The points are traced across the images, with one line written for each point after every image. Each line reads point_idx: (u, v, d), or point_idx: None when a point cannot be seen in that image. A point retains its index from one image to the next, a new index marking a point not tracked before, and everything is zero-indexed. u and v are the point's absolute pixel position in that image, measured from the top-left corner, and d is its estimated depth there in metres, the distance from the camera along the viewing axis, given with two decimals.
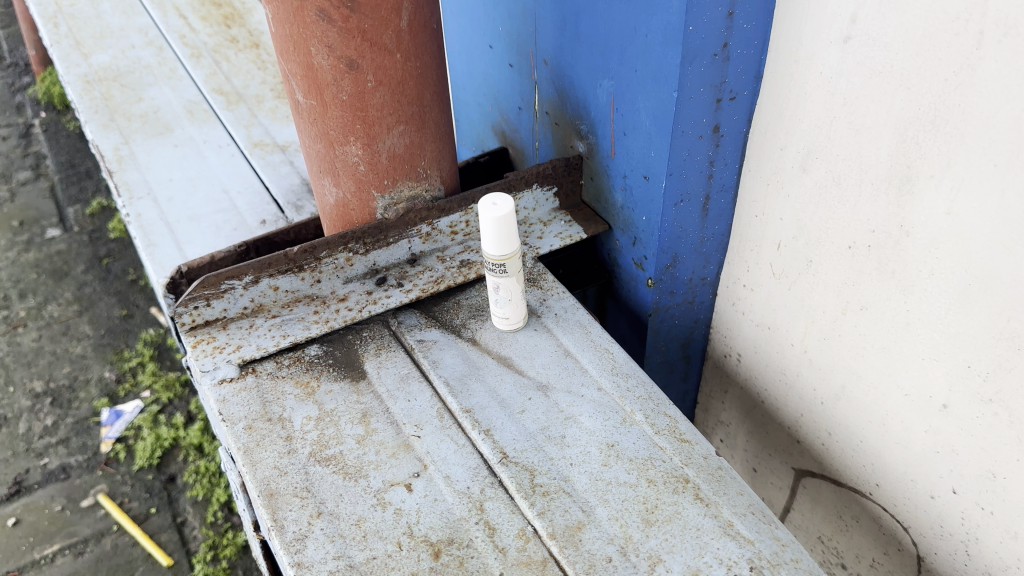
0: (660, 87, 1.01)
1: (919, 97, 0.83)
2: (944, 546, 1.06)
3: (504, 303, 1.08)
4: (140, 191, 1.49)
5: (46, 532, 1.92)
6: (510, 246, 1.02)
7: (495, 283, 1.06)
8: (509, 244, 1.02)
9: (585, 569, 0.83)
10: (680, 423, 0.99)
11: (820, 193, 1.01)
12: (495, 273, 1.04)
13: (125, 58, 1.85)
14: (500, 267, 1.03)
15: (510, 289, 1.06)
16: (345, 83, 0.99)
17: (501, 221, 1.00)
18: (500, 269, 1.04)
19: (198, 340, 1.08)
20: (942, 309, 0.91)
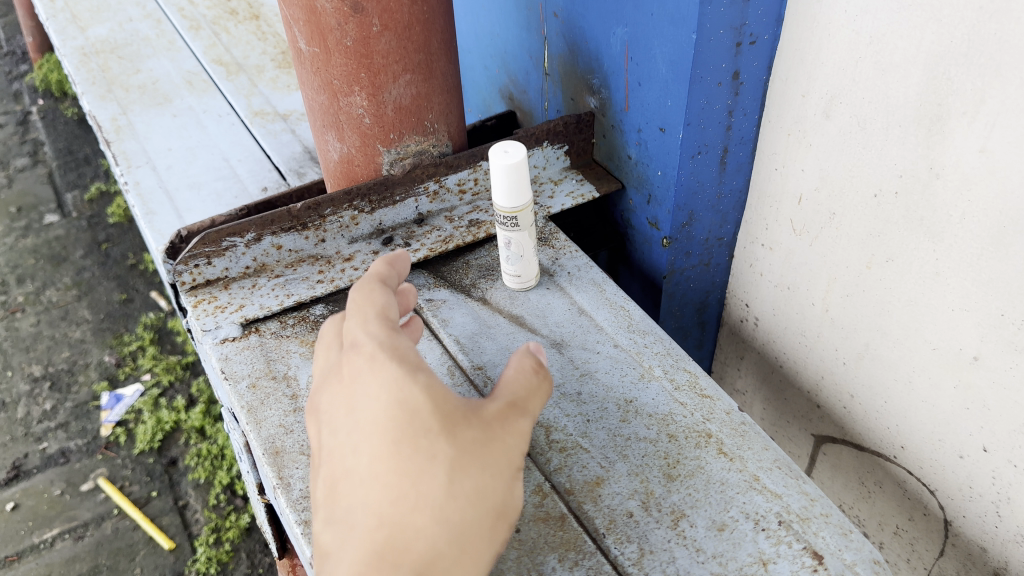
0: (678, 29, 0.98)
1: (952, 29, 0.79)
2: (973, 509, 1.02)
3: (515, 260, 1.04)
4: (139, 160, 1.45)
5: (45, 516, 1.88)
6: (522, 198, 0.98)
7: (505, 238, 1.02)
8: (522, 196, 0.98)
9: (605, 524, 0.81)
10: (700, 378, 0.96)
11: (844, 140, 0.97)
12: (506, 227, 1.01)
13: (123, 31, 1.82)
14: (512, 220, 1.00)
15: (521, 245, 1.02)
16: (349, 28, 0.95)
17: (510, 172, 0.96)
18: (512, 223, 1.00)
19: (199, 300, 1.04)
20: (973, 254, 0.87)
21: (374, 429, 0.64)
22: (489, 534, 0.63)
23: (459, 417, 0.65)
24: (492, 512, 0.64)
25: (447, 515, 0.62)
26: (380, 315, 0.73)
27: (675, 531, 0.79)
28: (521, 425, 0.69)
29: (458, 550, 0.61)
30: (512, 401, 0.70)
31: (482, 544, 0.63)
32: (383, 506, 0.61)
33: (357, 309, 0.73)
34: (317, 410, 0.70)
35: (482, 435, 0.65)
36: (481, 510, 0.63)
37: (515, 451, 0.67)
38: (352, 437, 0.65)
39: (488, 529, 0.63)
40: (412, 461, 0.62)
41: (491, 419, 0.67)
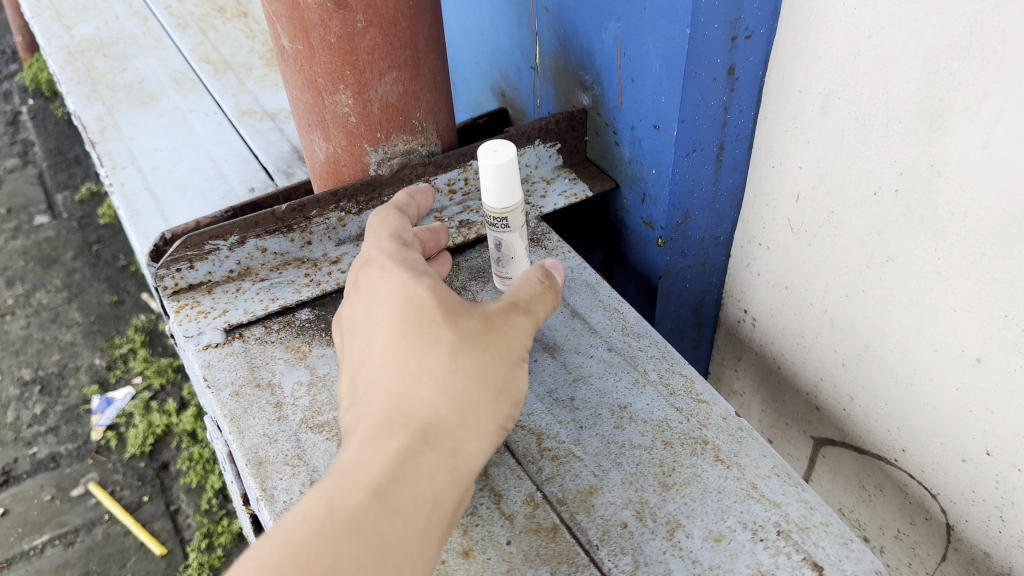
0: (671, 24, 0.95)
1: (954, 21, 0.76)
2: (976, 513, 1.00)
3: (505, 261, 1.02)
4: (124, 160, 1.42)
5: (35, 522, 1.85)
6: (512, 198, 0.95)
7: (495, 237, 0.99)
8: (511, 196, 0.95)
9: (598, 536, 0.78)
10: (696, 383, 0.93)
11: (843, 136, 0.95)
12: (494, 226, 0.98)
13: (109, 30, 1.79)
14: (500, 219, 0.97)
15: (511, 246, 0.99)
16: (333, 24, 0.92)
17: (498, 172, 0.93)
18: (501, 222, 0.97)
19: (181, 305, 1.01)
20: (975, 254, 0.85)
21: (384, 323, 0.67)
22: (492, 411, 0.66)
23: (463, 307, 0.68)
24: (495, 388, 0.66)
25: (450, 387, 0.64)
26: (394, 235, 0.79)
27: (670, 542, 0.77)
28: (525, 318, 0.71)
29: (462, 419, 0.64)
30: (515, 303, 0.72)
31: (485, 416, 0.66)
32: (392, 383, 0.64)
33: (373, 231, 0.79)
34: (340, 313, 0.75)
35: (485, 323, 0.68)
36: (484, 385, 0.66)
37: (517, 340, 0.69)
38: (365, 330, 0.68)
39: (492, 406, 0.66)
40: (417, 345, 0.65)
41: (494, 313, 0.69)
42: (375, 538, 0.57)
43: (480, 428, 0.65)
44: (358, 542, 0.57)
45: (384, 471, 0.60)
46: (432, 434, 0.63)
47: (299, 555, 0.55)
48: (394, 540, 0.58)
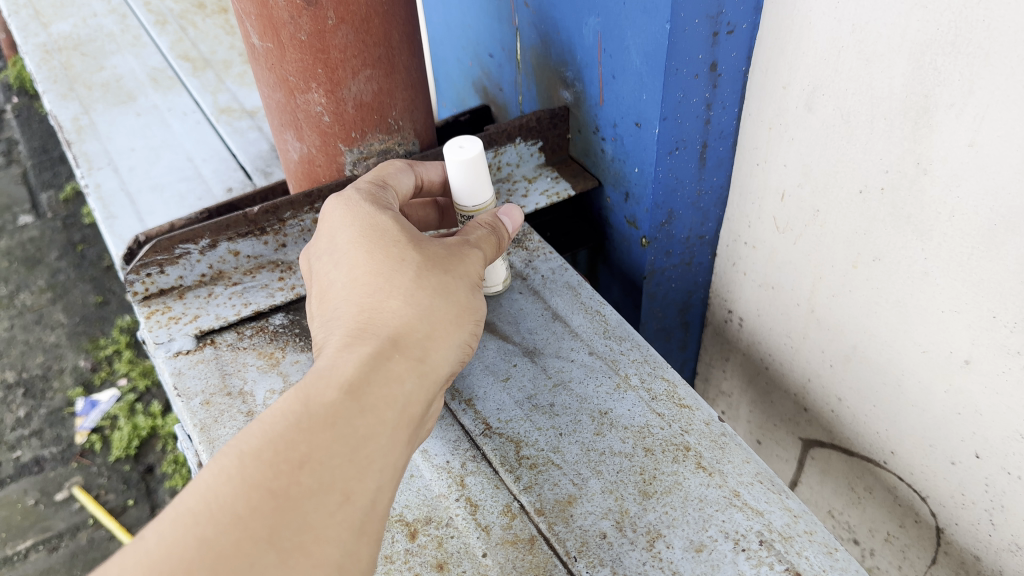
0: (651, 19, 0.93)
1: (938, 16, 0.74)
2: (965, 517, 0.97)
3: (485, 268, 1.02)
4: (100, 161, 1.40)
5: (19, 527, 1.83)
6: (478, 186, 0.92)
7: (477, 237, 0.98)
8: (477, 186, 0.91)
9: (577, 547, 0.76)
10: (679, 388, 0.91)
11: (828, 133, 0.93)
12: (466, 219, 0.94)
13: (87, 27, 1.76)
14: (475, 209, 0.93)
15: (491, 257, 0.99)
16: (303, 22, 0.90)
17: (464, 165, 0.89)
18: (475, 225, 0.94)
19: (152, 311, 0.98)
20: (963, 253, 0.82)
21: (354, 246, 0.73)
22: (454, 325, 0.72)
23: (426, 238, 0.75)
24: (459, 305, 0.73)
25: (416, 299, 0.70)
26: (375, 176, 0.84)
27: (650, 554, 0.75)
28: (482, 248, 0.79)
29: (428, 329, 0.69)
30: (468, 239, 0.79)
31: (448, 329, 0.71)
32: (362, 299, 0.70)
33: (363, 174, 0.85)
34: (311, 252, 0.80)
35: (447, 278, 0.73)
36: (447, 302, 0.72)
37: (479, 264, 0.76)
38: (336, 256, 0.74)
39: (454, 321, 0.72)
40: (387, 263, 0.71)
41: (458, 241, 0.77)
42: (350, 429, 0.60)
43: (443, 342, 0.70)
44: (333, 433, 0.59)
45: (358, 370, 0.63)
46: (400, 340, 0.67)
47: (276, 443, 0.57)
48: (367, 434, 0.61)
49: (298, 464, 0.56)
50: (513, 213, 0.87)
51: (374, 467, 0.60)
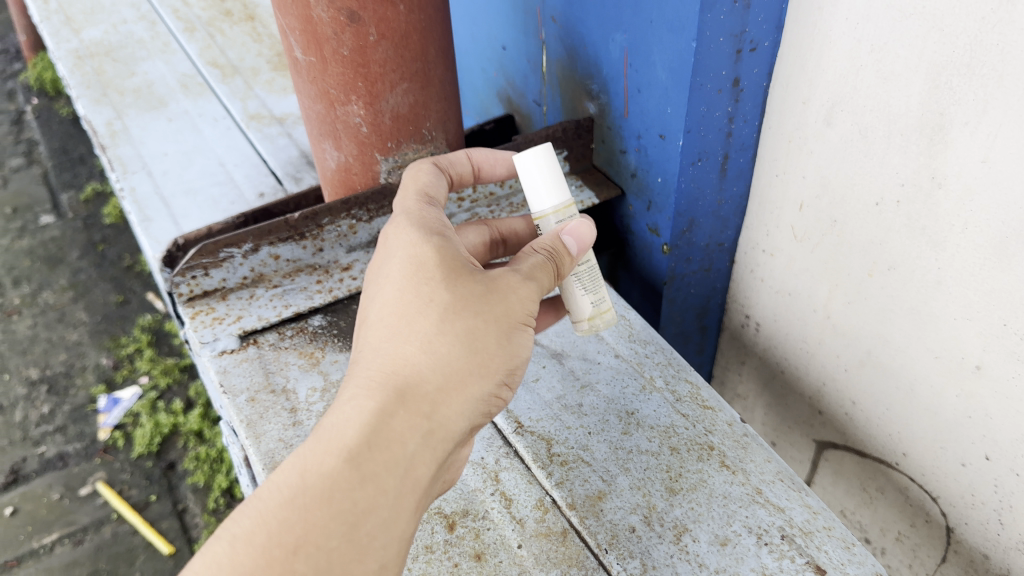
0: (678, 37, 0.97)
1: (954, 38, 0.78)
2: (975, 517, 1.01)
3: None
4: (134, 165, 1.44)
5: (44, 521, 1.87)
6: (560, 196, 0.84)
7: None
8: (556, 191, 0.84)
9: (607, 540, 0.80)
10: (702, 390, 0.96)
11: (846, 147, 0.97)
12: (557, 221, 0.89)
13: (117, 33, 1.81)
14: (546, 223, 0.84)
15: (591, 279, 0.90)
16: (346, 37, 0.94)
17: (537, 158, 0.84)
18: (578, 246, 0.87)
19: (196, 312, 1.02)
20: (975, 264, 0.86)
21: (387, 279, 0.69)
22: (477, 375, 0.68)
23: (467, 270, 0.69)
24: (483, 353, 0.68)
25: (436, 348, 0.66)
26: (423, 192, 0.78)
27: (678, 547, 0.79)
28: (533, 284, 0.72)
29: (443, 383, 0.66)
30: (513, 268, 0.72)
31: (468, 379, 0.67)
32: (383, 343, 0.67)
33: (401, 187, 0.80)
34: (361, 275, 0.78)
35: None
36: (471, 350, 0.67)
37: (516, 305, 0.70)
38: (372, 285, 0.71)
39: (476, 371, 0.67)
40: (413, 304, 0.67)
41: (510, 274, 0.70)
42: (348, 504, 0.59)
43: (460, 394, 0.67)
44: (329, 510, 0.58)
45: (360, 435, 0.61)
46: (411, 395, 0.64)
47: (271, 523, 0.57)
48: (365, 507, 0.60)
49: (292, 549, 0.57)
50: (579, 230, 0.79)
51: (374, 544, 0.60)
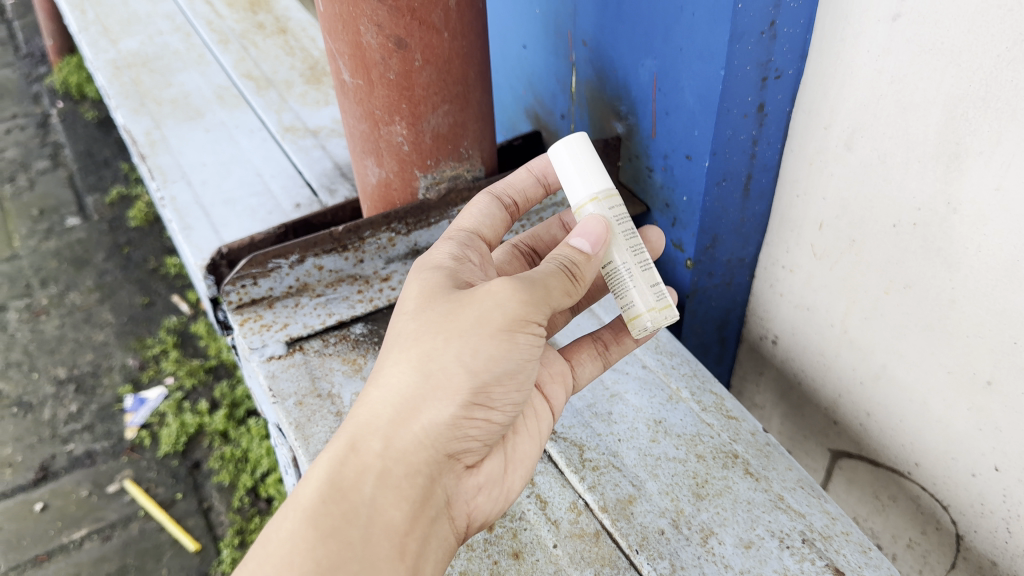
0: (707, 65, 1.02)
1: (970, 73, 0.83)
2: (984, 524, 1.06)
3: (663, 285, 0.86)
4: (174, 175, 1.49)
5: (73, 517, 1.91)
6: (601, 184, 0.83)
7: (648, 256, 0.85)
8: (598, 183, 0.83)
9: (638, 541, 0.85)
10: (726, 401, 1.01)
11: (866, 171, 1.01)
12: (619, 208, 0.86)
13: (153, 44, 1.87)
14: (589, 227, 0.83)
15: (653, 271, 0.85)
16: (392, 62, 1.00)
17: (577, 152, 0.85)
18: (635, 240, 0.83)
19: (245, 319, 1.08)
20: (987, 285, 0.91)
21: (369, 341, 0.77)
22: (433, 399, 0.71)
23: (440, 291, 0.73)
24: (437, 379, 0.71)
25: (388, 384, 0.71)
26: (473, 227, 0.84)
27: (704, 548, 0.84)
28: (523, 288, 0.71)
29: (393, 414, 0.70)
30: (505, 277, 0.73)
31: (424, 406, 0.71)
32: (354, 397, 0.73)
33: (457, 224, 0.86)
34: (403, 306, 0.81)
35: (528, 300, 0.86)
36: (424, 376, 0.71)
37: (490, 312, 0.70)
38: None
39: (431, 395, 0.71)
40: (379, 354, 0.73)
41: (490, 281, 0.71)
42: (310, 564, 0.64)
43: (416, 423, 0.71)
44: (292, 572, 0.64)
45: (317, 489, 0.67)
46: (361, 438, 0.70)
47: None
48: (330, 564, 0.65)
49: None
50: (587, 230, 0.77)
51: None
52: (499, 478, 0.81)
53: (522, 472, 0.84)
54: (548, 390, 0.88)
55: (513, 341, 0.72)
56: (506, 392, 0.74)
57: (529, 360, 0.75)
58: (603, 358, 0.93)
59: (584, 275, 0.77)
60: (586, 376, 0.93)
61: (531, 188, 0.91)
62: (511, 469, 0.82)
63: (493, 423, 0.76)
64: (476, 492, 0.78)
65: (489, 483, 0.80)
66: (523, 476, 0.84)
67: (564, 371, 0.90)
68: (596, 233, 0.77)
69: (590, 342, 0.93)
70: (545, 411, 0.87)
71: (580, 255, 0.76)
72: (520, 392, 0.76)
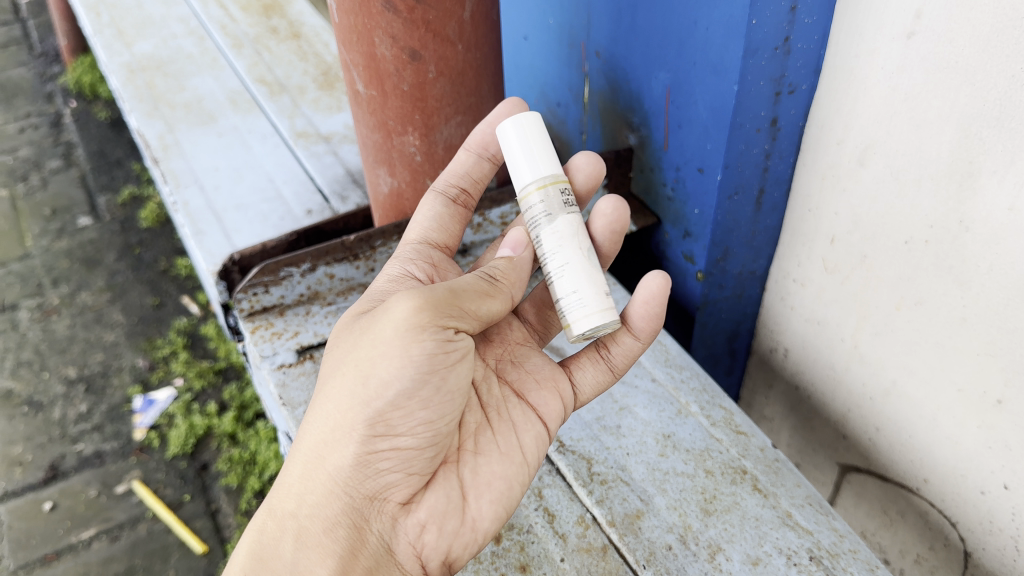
0: (720, 79, 1.02)
1: (984, 92, 0.82)
2: (993, 542, 1.05)
3: (596, 290, 0.85)
4: (187, 179, 1.50)
5: (82, 516, 1.91)
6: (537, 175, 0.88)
7: (570, 272, 0.86)
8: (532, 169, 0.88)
9: (645, 557, 0.85)
10: (735, 416, 1.01)
11: (878, 187, 1.01)
12: (563, 207, 0.87)
13: (167, 48, 1.88)
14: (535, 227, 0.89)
15: (569, 278, 0.85)
16: (406, 74, 1.01)
17: (527, 127, 0.89)
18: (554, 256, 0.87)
19: (256, 326, 1.10)
20: (999, 303, 0.90)
21: None
22: (337, 444, 0.79)
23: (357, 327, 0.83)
24: (337, 423, 0.79)
25: (304, 445, 0.81)
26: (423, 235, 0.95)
27: (711, 565, 0.84)
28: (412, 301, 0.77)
29: (303, 473, 0.80)
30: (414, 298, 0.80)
31: (331, 454, 0.79)
32: None
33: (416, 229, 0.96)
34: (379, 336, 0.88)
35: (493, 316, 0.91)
36: (329, 423, 0.80)
37: (386, 330, 0.78)
38: None
39: (333, 439, 0.79)
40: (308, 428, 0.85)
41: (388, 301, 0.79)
42: None
43: (325, 472, 0.79)
44: None
45: (240, 562, 0.77)
46: (280, 502, 0.80)
47: None
48: None
49: None
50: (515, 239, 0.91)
51: None
52: (448, 512, 0.81)
53: (492, 497, 0.83)
54: (534, 396, 0.90)
55: (412, 348, 0.77)
56: (407, 414, 0.78)
57: (432, 372, 0.78)
58: (606, 364, 0.94)
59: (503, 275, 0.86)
60: (589, 384, 0.94)
61: (472, 167, 0.97)
62: (473, 496, 0.83)
63: (407, 450, 0.79)
64: (420, 531, 0.81)
65: (434, 520, 0.81)
66: (494, 504, 0.83)
67: (554, 375, 0.92)
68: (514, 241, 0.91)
69: (591, 347, 0.95)
70: (528, 422, 0.88)
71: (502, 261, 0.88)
72: (429, 409, 0.79)
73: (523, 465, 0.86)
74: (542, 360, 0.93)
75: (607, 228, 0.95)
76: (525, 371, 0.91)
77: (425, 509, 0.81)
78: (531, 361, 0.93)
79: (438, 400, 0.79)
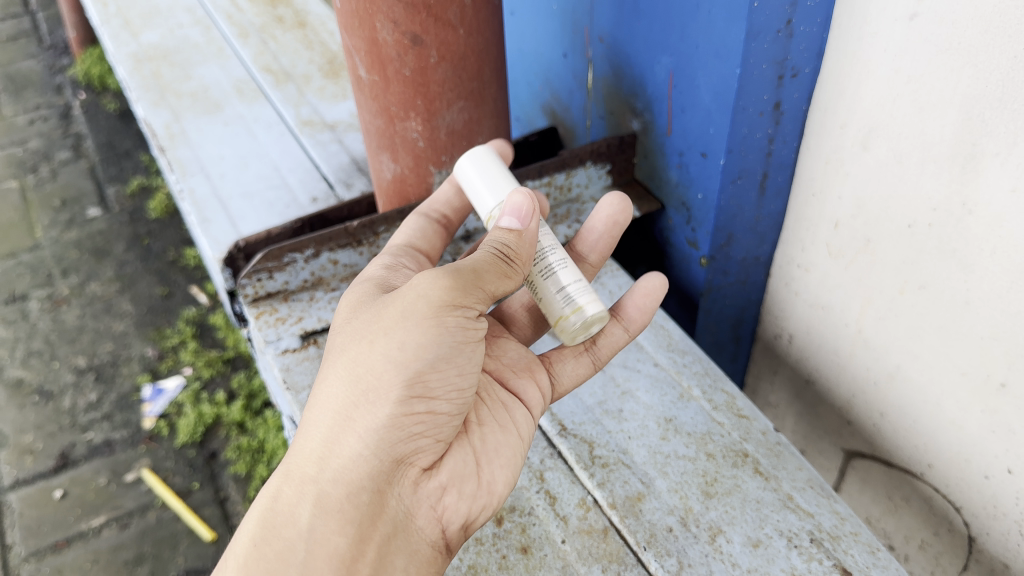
0: (723, 63, 1.02)
1: (987, 73, 0.82)
2: (996, 527, 1.05)
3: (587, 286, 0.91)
4: (193, 167, 1.50)
5: (92, 504, 1.93)
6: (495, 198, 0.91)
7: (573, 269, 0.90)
8: (490, 201, 0.91)
9: (646, 538, 0.85)
10: (737, 400, 1.01)
11: (882, 171, 1.01)
12: None
13: (174, 37, 1.89)
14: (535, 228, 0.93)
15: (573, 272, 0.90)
16: (408, 59, 1.02)
17: (480, 163, 0.93)
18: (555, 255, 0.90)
19: (260, 312, 1.11)
20: (1003, 286, 0.90)
21: None
22: (367, 407, 0.78)
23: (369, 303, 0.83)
24: (366, 386, 0.78)
25: (321, 412, 0.80)
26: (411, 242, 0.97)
27: (712, 546, 0.84)
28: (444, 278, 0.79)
29: (324, 437, 0.79)
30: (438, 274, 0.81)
31: (360, 418, 0.78)
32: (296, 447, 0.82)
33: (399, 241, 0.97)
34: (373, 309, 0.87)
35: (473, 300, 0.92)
36: (354, 388, 0.79)
37: (415, 302, 0.79)
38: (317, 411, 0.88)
39: (364, 402, 0.78)
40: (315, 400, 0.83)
41: (415, 276, 0.80)
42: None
43: (351, 436, 0.78)
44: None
45: (251, 531, 0.76)
46: (295, 468, 0.78)
47: None
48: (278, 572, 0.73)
49: None
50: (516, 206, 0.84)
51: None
52: (468, 475, 0.82)
53: (503, 463, 0.84)
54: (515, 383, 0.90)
55: (443, 322, 0.78)
56: (443, 377, 0.79)
57: (465, 343, 0.81)
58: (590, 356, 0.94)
59: (520, 254, 0.84)
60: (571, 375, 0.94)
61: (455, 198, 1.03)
62: (486, 461, 0.84)
63: (438, 415, 0.80)
64: (442, 493, 0.81)
65: (456, 483, 0.81)
66: (505, 469, 0.84)
67: (530, 366, 0.92)
68: (521, 209, 0.84)
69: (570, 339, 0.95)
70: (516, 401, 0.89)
71: (512, 235, 0.83)
72: (462, 375, 0.81)
73: (521, 442, 0.87)
74: (518, 353, 0.93)
75: (610, 217, 0.99)
76: (503, 362, 0.91)
77: (446, 472, 0.81)
78: (508, 353, 0.92)
79: (468, 368, 0.82)
